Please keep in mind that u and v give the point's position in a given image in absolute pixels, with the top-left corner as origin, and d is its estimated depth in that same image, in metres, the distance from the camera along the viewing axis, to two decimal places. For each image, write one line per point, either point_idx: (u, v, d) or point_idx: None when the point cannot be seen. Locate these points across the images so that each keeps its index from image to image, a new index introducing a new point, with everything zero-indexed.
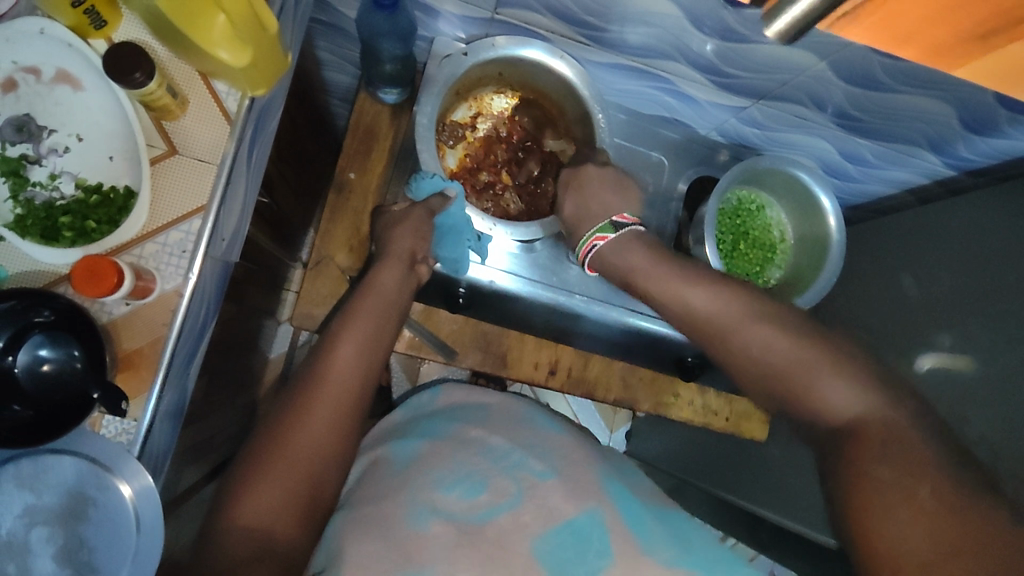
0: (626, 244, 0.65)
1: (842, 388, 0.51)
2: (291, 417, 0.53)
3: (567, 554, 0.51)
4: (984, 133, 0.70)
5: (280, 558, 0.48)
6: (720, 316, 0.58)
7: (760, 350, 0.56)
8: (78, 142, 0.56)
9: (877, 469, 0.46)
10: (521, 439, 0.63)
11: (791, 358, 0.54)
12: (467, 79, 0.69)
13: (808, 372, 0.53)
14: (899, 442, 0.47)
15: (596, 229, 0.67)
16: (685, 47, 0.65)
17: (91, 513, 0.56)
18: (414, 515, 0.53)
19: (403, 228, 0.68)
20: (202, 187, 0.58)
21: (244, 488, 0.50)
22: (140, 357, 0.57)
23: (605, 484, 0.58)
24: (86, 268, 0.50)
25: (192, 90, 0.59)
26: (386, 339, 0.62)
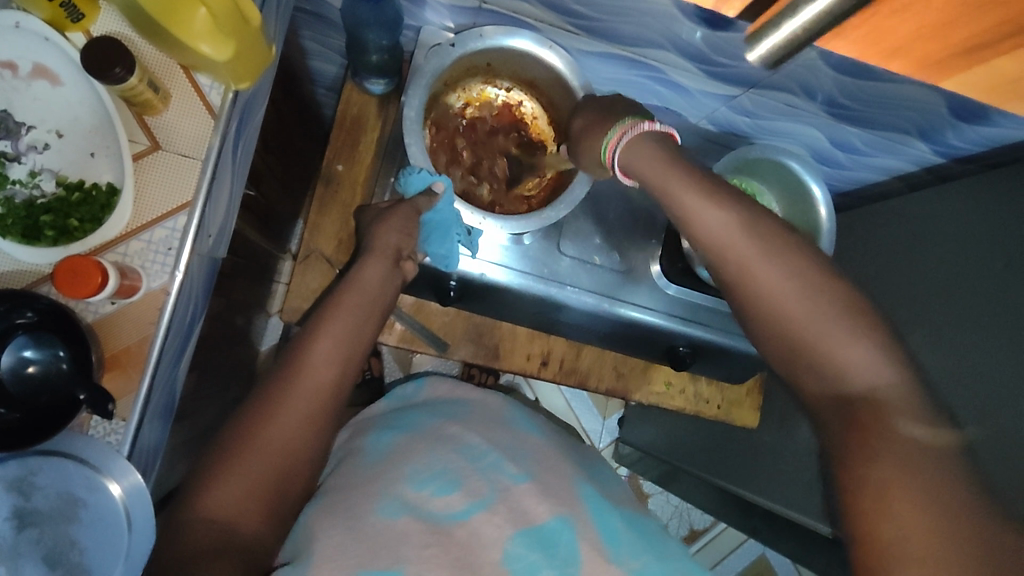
0: (644, 153, 0.56)
1: (867, 354, 0.47)
2: (264, 412, 0.53)
3: (536, 558, 0.51)
4: (972, 121, 0.70)
5: (243, 549, 0.48)
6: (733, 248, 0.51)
7: (768, 300, 0.51)
8: (58, 138, 0.55)
9: (882, 458, 0.44)
10: (499, 440, 0.64)
11: (803, 310, 0.49)
12: (455, 71, 0.68)
13: (827, 325, 0.48)
14: (915, 432, 0.45)
15: (625, 121, 0.58)
16: (674, 34, 0.65)
17: (82, 512, 0.56)
18: (383, 506, 0.53)
19: (388, 224, 0.67)
20: (186, 183, 0.57)
21: (210, 480, 0.50)
22: (128, 356, 0.56)
23: (579, 490, 0.59)
24: (70, 268, 0.49)
25: (175, 85, 0.58)
26: (372, 333, 0.62)
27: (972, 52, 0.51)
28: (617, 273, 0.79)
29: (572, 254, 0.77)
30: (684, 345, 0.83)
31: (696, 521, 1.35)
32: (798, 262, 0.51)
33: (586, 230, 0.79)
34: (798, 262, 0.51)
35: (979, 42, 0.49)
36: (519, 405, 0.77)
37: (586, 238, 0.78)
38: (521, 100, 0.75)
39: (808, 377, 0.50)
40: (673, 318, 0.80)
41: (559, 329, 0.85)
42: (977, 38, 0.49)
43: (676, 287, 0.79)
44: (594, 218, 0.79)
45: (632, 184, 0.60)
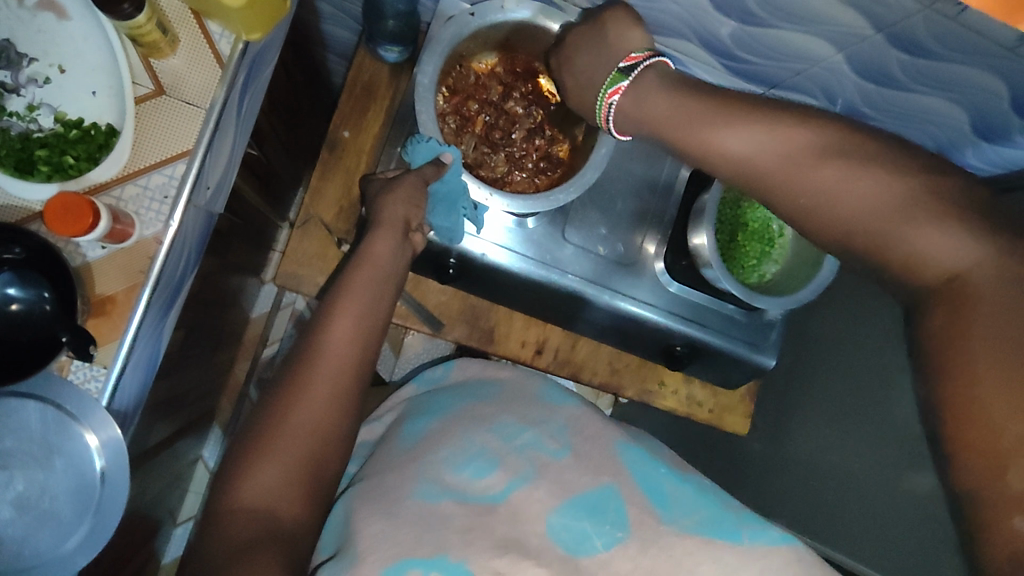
0: (644, 91, 0.55)
1: (941, 234, 0.41)
2: (291, 393, 0.53)
3: (583, 529, 0.52)
4: (994, 141, 0.69)
5: (286, 535, 0.49)
6: (766, 166, 0.47)
7: (830, 197, 0.44)
8: (59, 73, 0.54)
9: (973, 353, 0.38)
10: (532, 416, 0.64)
11: (870, 199, 0.43)
12: (472, 44, 0.66)
13: (891, 221, 0.42)
14: (1011, 311, 0.38)
15: (608, 83, 0.57)
16: (703, 26, 0.63)
17: (56, 461, 0.54)
18: (423, 491, 0.55)
19: (394, 195, 0.64)
20: (189, 133, 0.56)
21: (246, 468, 0.51)
22: (114, 304, 0.55)
23: (618, 452, 0.59)
24: (62, 205, 0.47)
25: (184, 28, 0.56)
26: (386, 305, 0.60)
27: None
28: (619, 265, 0.78)
29: (576, 242, 0.76)
30: (681, 344, 0.82)
31: None
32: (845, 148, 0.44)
33: (592, 218, 0.77)
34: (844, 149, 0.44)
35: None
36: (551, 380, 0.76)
37: (591, 227, 0.77)
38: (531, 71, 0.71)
39: (882, 270, 0.44)
40: (672, 315, 0.79)
41: (556, 318, 0.84)
42: None
43: (678, 285, 0.79)
44: (602, 208, 0.78)
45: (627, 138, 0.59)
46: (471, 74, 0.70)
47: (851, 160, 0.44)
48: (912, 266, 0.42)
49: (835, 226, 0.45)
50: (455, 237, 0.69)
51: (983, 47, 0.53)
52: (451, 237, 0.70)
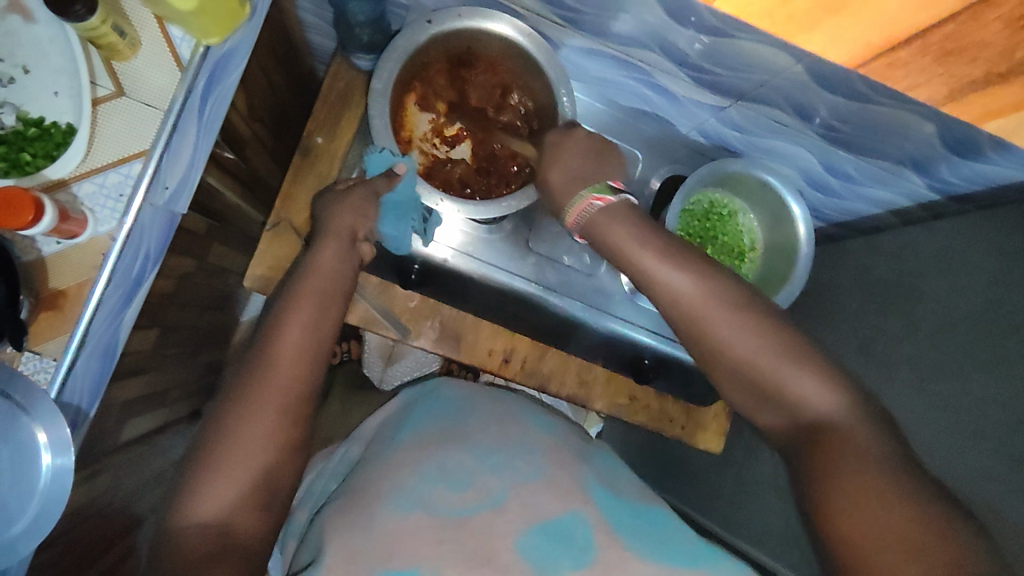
0: (610, 217, 0.56)
1: (813, 382, 0.48)
2: (240, 399, 0.51)
3: (551, 549, 0.49)
4: (967, 155, 0.66)
5: (245, 549, 0.47)
6: (698, 314, 0.52)
7: (732, 350, 0.51)
8: (23, 74, 0.55)
9: (843, 472, 0.44)
10: (510, 433, 0.61)
11: (754, 347, 0.50)
12: (433, 52, 0.66)
13: (778, 365, 0.49)
14: (864, 442, 0.45)
15: (594, 188, 0.57)
16: (666, 40, 0.63)
17: (2, 451, 0.55)
18: (397, 507, 0.53)
19: (343, 206, 0.64)
20: (147, 133, 0.58)
21: (191, 486, 0.48)
22: (66, 298, 0.57)
23: (591, 488, 0.55)
24: (2, 198, 0.49)
25: (146, 31, 0.58)
26: (333, 316, 0.58)
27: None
28: (582, 274, 0.82)
29: (539, 251, 0.81)
30: (645, 355, 0.85)
31: None
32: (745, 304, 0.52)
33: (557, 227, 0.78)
34: (745, 305, 0.51)
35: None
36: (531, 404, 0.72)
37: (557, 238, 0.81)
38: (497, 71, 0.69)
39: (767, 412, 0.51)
40: (654, 332, 0.83)
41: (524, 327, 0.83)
42: None
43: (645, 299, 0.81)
44: None
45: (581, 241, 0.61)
46: (436, 83, 0.70)
47: (749, 318, 0.51)
48: (796, 412, 0.49)
49: (745, 374, 0.51)
50: (397, 244, 0.71)
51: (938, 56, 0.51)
52: (395, 244, 0.73)
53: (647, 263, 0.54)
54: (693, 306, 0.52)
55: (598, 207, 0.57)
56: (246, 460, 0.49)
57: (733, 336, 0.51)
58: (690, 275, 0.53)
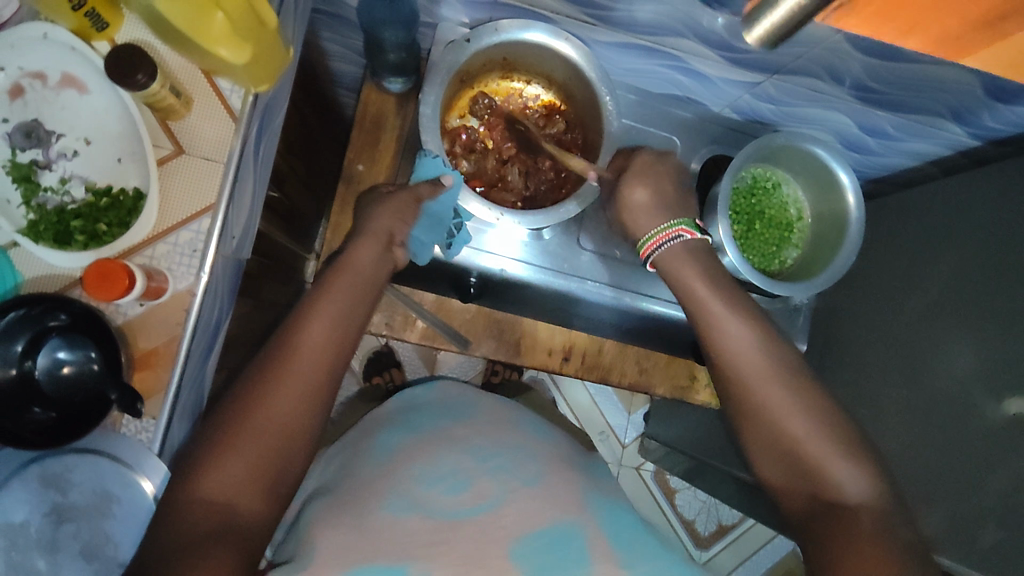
0: (677, 254, 0.64)
1: (855, 472, 0.51)
2: (263, 385, 0.51)
3: (547, 560, 0.48)
4: (1008, 100, 0.66)
5: (244, 533, 0.46)
6: (744, 366, 0.57)
7: (774, 416, 0.55)
8: (85, 145, 0.57)
9: (854, 543, 0.46)
10: (508, 443, 0.63)
11: (802, 420, 0.54)
12: (473, 64, 0.68)
13: (828, 448, 0.53)
14: (885, 530, 0.47)
15: (682, 221, 0.65)
16: (695, 23, 0.62)
17: (116, 509, 0.57)
18: (391, 505, 0.53)
19: (384, 209, 0.64)
20: (210, 186, 0.59)
21: (206, 460, 0.47)
22: (157, 357, 0.57)
23: (590, 502, 0.56)
24: (99, 272, 0.51)
25: (196, 88, 0.59)
26: (363, 314, 0.59)
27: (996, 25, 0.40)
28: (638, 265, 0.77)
29: (592, 248, 0.76)
30: None
31: (726, 516, 1.33)
32: (797, 383, 0.56)
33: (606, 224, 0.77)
34: (797, 384, 0.56)
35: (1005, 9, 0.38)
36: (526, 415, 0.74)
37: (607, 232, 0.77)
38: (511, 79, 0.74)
39: (797, 487, 0.53)
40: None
41: (581, 323, 0.85)
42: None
43: None
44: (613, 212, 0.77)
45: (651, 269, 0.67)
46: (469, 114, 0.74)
47: (804, 393, 0.55)
48: (828, 493, 0.51)
49: (782, 449, 0.54)
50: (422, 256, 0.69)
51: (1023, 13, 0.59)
52: (418, 254, 0.70)
53: (710, 306, 0.61)
54: (743, 349, 0.58)
55: (681, 239, 0.65)
56: (259, 444, 0.49)
57: (783, 407, 0.55)
58: (747, 322, 0.59)
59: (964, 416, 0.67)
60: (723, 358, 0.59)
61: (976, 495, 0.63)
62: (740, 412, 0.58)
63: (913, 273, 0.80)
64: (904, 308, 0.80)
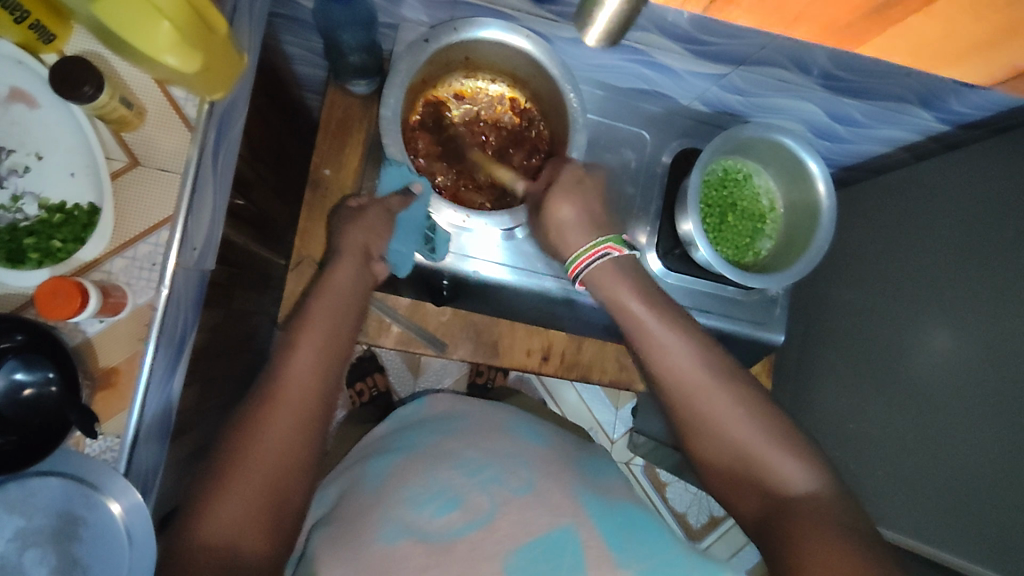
0: (614, 275, 0.63)
1: (796, 464, 0.55)
2: (251, 424, 0.51)
3: (540, 567, 0.47)
4: (973, 85, 0.65)
5: (249, 571, 0.46)
6: (684, 377, 0.60)
7: (720, 424, 0.58)
8: (38, 160, 0.55)
9: (814, 543, 0.50)
10: (498, 450, 0.59)
11: (745, 433, 0.57)
12: (435, 64, 0.67)
13: (766, 449, 0.56)
14: (839, 523, 0.51)
15: (610, 239, 0.63)
16: (656, 16, 0.61)
17: (81, 534, 0.53)
18: (387, 535, 0.50)
19: (355, 225, 0.67)
20: (167, 197, 0.58)
21: (203, 506, 0.48)
22: (119, 374, 0.57)
23: (581, 497, 0.54)
24: (50, 290, 0.50)
25: (149, 99, 0.58)
26: (346, 337, 0.60)
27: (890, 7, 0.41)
28: None
29: None
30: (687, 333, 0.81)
31: (717, 508, 1.33)
32: (732, 382, 0.59)
33: None
34: (732, 382, 0.59)
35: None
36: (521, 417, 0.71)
37: None
38: (469, 80, 0.74)
39: (745, 489, 0.57)
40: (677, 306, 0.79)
41: (558, 321, 0.84)
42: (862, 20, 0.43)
43: (677, 276, 0.79)
44: None
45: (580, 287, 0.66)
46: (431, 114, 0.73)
47: (741, 395, 0.59)
48: (774, 488, 0.55)
49: (731, 451, 0.58)
50: (403, 266, 0.69)
51: None
52: (398, 266, 0.71)
53: (649, 327, 0.61)
54: (685, 364, 0.60)
55: (610, 256, 0.63)
56: (252, 485, 0.49)
57: (726, 413, 0.58)
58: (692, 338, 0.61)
59: (945, 400, 0.67)
60: (668, 374, 0.60)
61: (962, 479, 0.63)
62: (680, 419, 0.61)
63: (885, 260, 0.81)
64: (882, 296, 0.79)
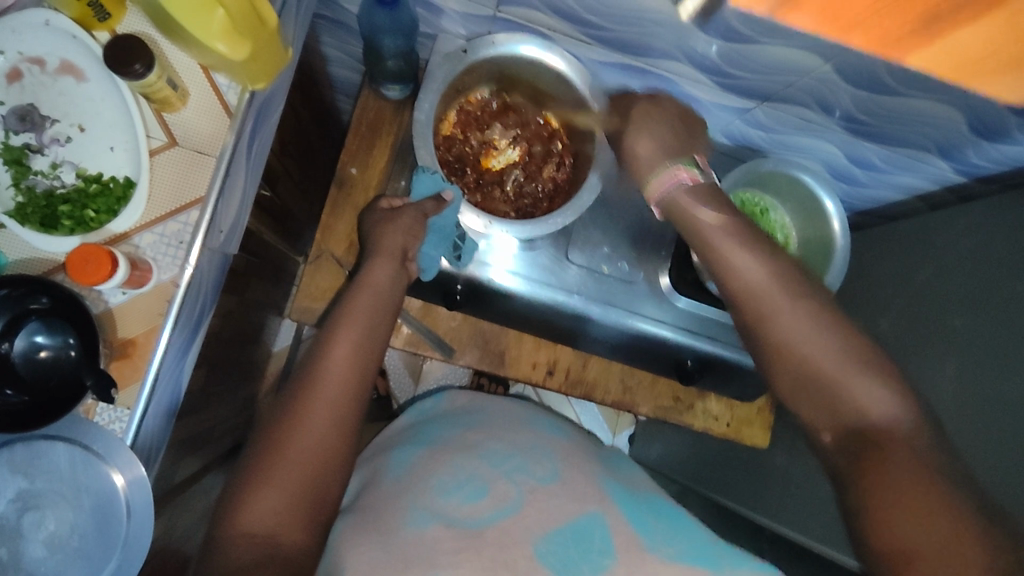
0: (688, 203, 0.55)
1: (881, 392, 0.47)
2: (289, 412, 0.51)
3: (571, 554, 0.47)
4: (993, 139, 0.67)
5: (291, 560, 0.46)
6: (764, 300, 0.51)
7: (796, 342, 0.50)
8: (79, 132, 0.57)
9: (891, 483, 0.43)
10: (522, 442, 0.60)
11: (823, 355, 0.49)
12: (469, 76, 0.70)
13: (846, 372, 0.48)
14: (916, 456, 0.43)
15: (684, 164, 0.57)
16: (687, 46, 0.63)
17: (85, 500, 0.55)
18: (415, 522, 0.50)
19: (394, 226, 0.65)
20: (201, 179, 0.59)
21: (243, 492, 0.48)
22: (136, 346, 0.57)
23: (604, 486, 0.55)
24: (83, 255, 0.51)
25: (193, 83, 0.60)
26: (382, 333, 0.59)
27: (938, 23, 0.46)
28: (625, 283, 0.77)
29: (580, 263, 0.76)
30: (692, 359, 0.80)
31: None
32: (811, 296, 0.51)
33: (595, 238, 0.77)
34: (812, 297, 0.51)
35: (937, 11, 0.44)
36: (540, 413, 0.72)
37: (595, 247, 0.77)
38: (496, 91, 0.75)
39: (817, 414, 0.49)
40: (683, 331, 0.78)
41: (566, 338, 0.85)
42: (918, 32, 0.48)
43: (685, 301, 0.77)
44: (603, 228, 0.77)
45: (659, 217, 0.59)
46: (458, 127, 0.75)
47: (813, 312, 0.50)
48: (853, 417, 0.47)
49: (803, 372, 0.49)
50: (430, 271, 0.69)
51: (933, 86, 0.59)
52: (425, 269, 0.70)
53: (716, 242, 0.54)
54: (757, 278, 0.52)
55: (684, 183, 0.56)
56: (287, 474, 0.49)
57: (805, 331, 0.49)
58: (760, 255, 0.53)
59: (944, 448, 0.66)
60: (738, 296, 0.53)
61: None
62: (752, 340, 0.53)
63: (891, 304, 0.82)
64: (889, 340, 0.80)
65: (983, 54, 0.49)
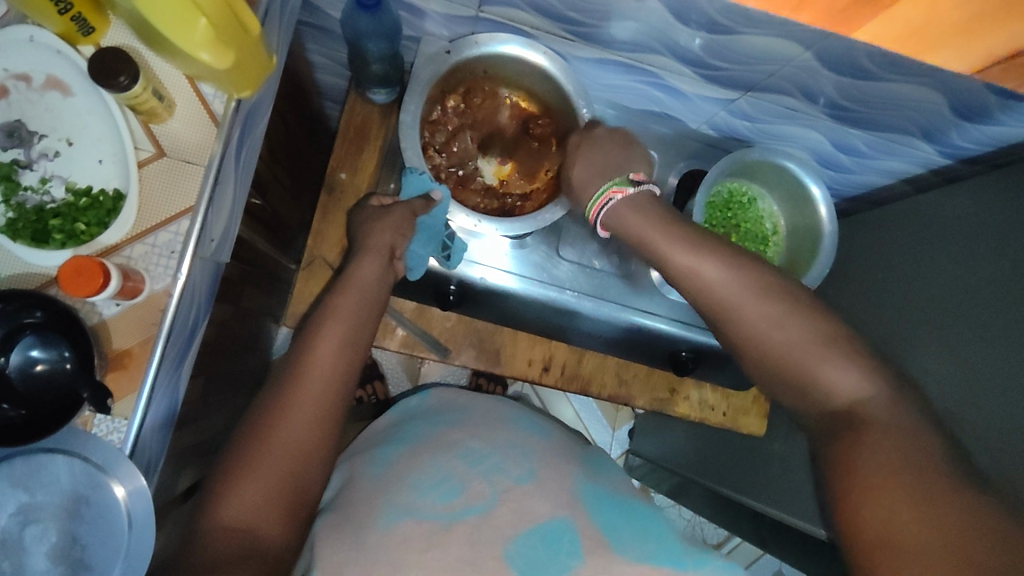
0: (626, 209, 0.60)
1: (843, 371, 0.50)
2: (274, 411, 0.52)
3: (538, 557, 0.47)
4: (976, 119, 0.68)
5: (266, 554, 0.47)
6: (718, 293, 0.55)
7: (758, 332, 0.53)
8: (67, 146, 0.57)
9: (869, 464, 0.44)
10: (499, 441, 0.60)
11: (786, 333, 0.52)
12: (454, 77, 0.70)
13: (811, 356, 0.51)
14: (896, 434, 0.45)
15: (613, 182, 0.61)
16: (669, 39, 0.64)
17: (84, 511, 0.55)
18: (387, 520, 0.50)
19: (384, 224, 0.66)
20: (190, 188, 0.60)
21: (222, 488, 0.49)
22: (131, 357, 0.58)
23: (579, 488, 0.54)
24: (74, 268, 0.52)
25: (179, 93, 0.60)
26: (366, 331, 0.59)
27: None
28: (617, 277, 0.78)
29: (571, 258, 0.77)
30: (687, 350, 0.80)
31: (711, 535, 1.32)
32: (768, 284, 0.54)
33: (585, 234, 0.78)
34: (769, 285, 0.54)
35: None
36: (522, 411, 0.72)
37: (585, 242, 0.78)
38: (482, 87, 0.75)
39: (797, 401, 0.52)
40: (676, 322, 0.78)
41: (560, 333, 0.86)
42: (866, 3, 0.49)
43: (678, 293, 0.76)
44: (593, 223, 0.78)
45: (608, 234, 0.64)
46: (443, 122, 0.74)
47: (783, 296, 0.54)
48: (824, 401, 0.50)
49: (770, 363, 0.53)
50: (418, 269, 0.69)
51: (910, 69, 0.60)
52: (412, 268, 0.70)
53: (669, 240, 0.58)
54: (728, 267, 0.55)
55: (615, 200, 0.61)
56: (272, 474, 0.49)
57: (762, 319, 0.53)
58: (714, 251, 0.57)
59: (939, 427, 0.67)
60: (700, 290, 0.57)
61: None
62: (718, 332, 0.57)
63: (879, 287, 0.82)
64: (881, 323, 0.80)
65: (930, 21, 0.50)
